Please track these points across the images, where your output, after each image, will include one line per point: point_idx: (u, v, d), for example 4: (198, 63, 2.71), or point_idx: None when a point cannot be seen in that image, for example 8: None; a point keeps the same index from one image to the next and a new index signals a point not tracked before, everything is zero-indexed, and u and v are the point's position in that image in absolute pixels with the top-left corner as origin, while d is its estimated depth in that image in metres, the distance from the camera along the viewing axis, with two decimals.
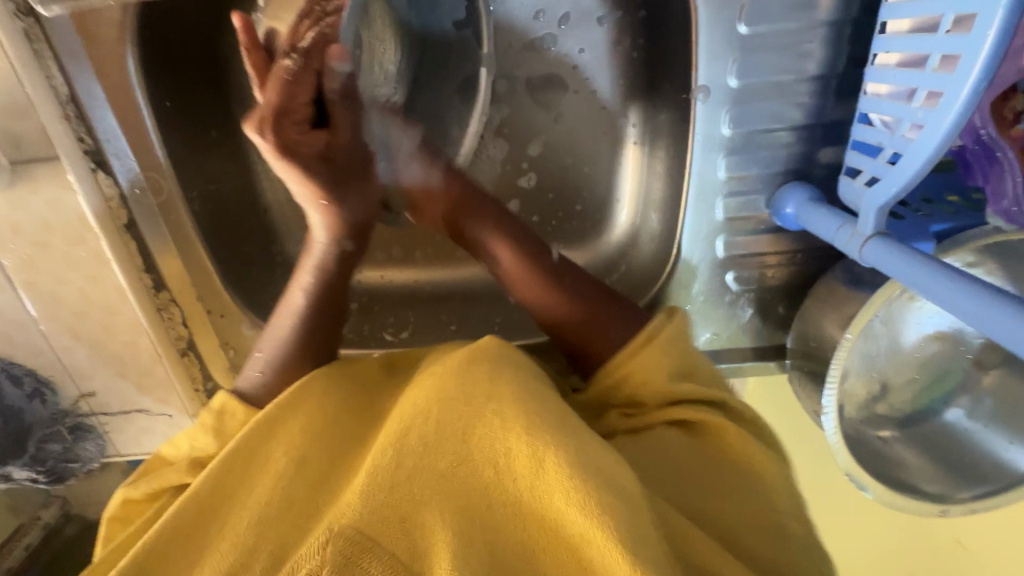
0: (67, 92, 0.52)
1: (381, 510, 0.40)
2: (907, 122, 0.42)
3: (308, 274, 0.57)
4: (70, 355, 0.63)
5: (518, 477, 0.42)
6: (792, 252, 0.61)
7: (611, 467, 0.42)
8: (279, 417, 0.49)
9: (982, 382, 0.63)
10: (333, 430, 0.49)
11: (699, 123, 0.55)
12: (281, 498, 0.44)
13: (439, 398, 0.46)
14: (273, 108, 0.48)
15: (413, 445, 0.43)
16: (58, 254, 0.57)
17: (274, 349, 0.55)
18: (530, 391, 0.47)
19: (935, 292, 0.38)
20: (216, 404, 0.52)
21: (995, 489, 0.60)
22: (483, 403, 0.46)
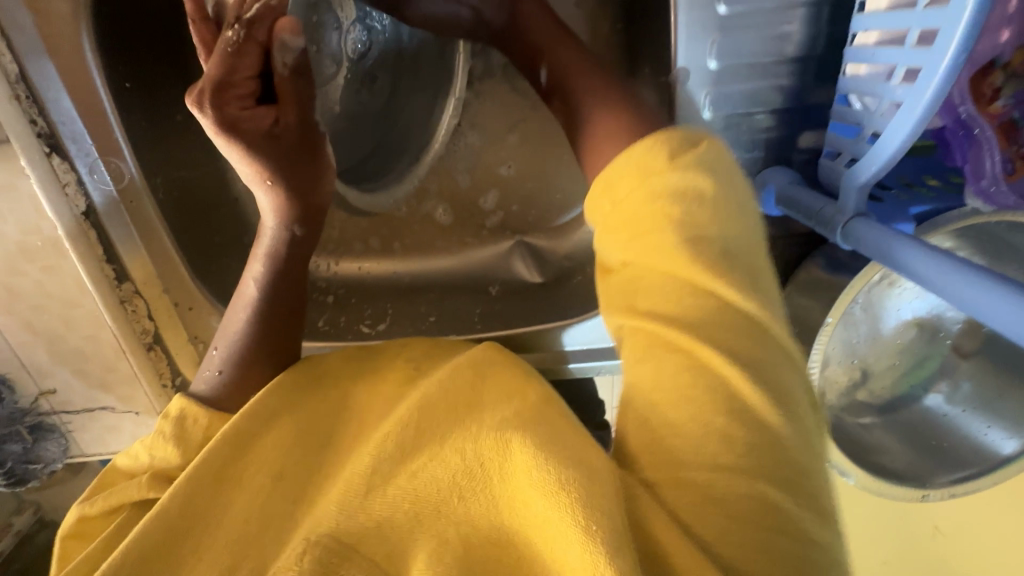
0: (17, 72, 0.49)
1: (360, 519, 0.39)
2: (888, 101, 0.41)
3: (259, 262, 0.54)
4: (27, 351, 0.60)
5: (484, 463, 0.39)
6: (772, 239, 0.61)
7: (586, 453, 0.38)
8: (251, 426, 0.47)
9: (960, 367, 0.63)
10: (304, 436, 0.47)
11: (679, 107, 0.54)
12: (258, 512, 0.42)
13: (417, 404, 0.43)
14: (214, 80, 0.45)
15: (389, 449, 0.41)
16: (10, 244, 0.53)
17: (234, 343, 0.53)
18: (507, 384, 0.44)
19: (919, 269, 0.37)
20: (174, 411, 0.49)
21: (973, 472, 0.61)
22: (462, 409, 0.42)
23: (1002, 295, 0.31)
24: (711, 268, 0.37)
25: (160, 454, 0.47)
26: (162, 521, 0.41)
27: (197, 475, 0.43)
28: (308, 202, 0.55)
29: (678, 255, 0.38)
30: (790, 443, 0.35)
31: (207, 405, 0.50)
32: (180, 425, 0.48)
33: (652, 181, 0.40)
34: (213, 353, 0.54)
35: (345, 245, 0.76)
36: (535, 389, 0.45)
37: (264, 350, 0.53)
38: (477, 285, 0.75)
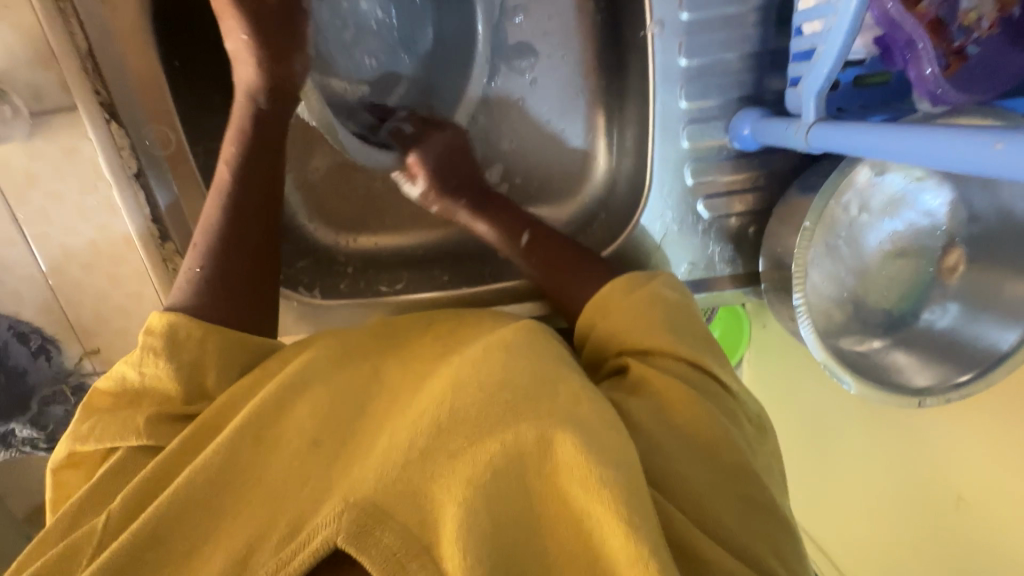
0: (86, 48, 0.57)
1: (394, 484, 0.40)
2: (829, 17, 0.48)
3: (230, 144, 0.60)
4: (76, 309, 0.65)
5: (527, 455, 0.43)
6: (754, 176, 0.67)
7: (625, 458, 0.43)
8: (287, 396, 0.49)
9: (947, 288, 0.66)
10: (337, 409, 0.49)
11: (659, 55, 0.61)
12: (296, 474, 0.44)
13: (455, 383, 0.46)
14: None
15: (426, 429, 0.43)
16: (70, 204, 0.60)
17: (207, 238, 0.58)
18: (535, 371, 0.48)
19: (893, 149, 0.42)
20: (160, 326, 0.50)
21: (984, 369, 0.60)
22: (496, 390, 0.45)
23: (982, 142, 0.34)
24: (676, 337, 0.56)
25: (150, 369, 0.50)
26: (206, 480, 0.44)
27: (239, 439, 0.45)
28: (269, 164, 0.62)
29: (647, 326, 0.57)
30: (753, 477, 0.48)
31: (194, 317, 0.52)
32: (172, 339, 0.51)
33: (636, 292, 0.59)
34: (191, 255, 0.58)
35: (363, 222, 0.82)
36: (574, 386, 0.47)
37: (240, 285, 0.57)
38: (485, 251, 0.80)
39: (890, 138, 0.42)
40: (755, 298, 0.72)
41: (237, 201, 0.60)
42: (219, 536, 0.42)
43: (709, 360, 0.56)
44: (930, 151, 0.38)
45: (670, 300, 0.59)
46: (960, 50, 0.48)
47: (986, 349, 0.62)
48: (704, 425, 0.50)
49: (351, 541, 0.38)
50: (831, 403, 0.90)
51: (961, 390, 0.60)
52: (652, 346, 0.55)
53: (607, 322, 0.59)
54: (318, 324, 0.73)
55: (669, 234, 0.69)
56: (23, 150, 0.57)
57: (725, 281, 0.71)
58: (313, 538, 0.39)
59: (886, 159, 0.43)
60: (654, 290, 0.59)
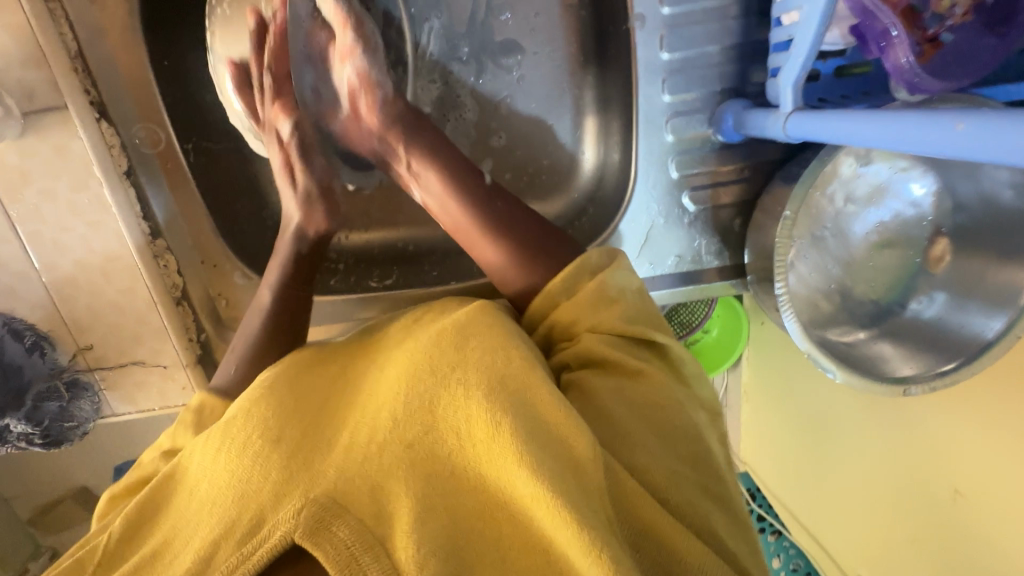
0: (76, 49, 0.59)
1: (352, 479, 0.43)
2: (805, 7, 0.49)
3: (273, 275, 0.63)
4: (70, 307, 0.66)
5: (477, 442, 0.44)
6: (740, 169, 0.67)
7: (573, 443, 0.44)
8: (258, 398, 0.50)
9: (934, 276, 0.66)
10: (299, 404, 0.50)
11: (640, 49, 0.62)
12: (261, 470, 0.45)
13: (410, 373, 0.48)
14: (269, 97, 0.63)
15: (384, 422, 0.46)
16: (62, 202, 0.61)
17: (242, 345, 0.61)
18: (488, 354, 0.48)
19: (865, 135, 0.42)
20: (194, 404, 0.57)
21: (970, 355, 0.59)
22: (448, 373, 0.47)
23: (943, 123, 0.35)
24: (631, 323, 0.53)
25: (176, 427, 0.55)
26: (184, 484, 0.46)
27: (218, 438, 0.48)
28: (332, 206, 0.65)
29: (616, 314, 0.54)
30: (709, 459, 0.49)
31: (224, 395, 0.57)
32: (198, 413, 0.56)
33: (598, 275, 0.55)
34: (227, 358, 0.62)
35: (354, 219, 0.83)
36: (521, 352, 0.48)
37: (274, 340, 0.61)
38: None
39: (861, 123, 0.42)
40: (742, 290, 0.72)
41: (288, 255, 0.64)
42: (199, 528, 0.45)
43: (669, 347, 0.55)
44: (899, 134, 0.38)
45: (627, 286, 0.56)
46: (933, 38, 0.48)
47: (973, 336, 0.60)
48: (660, 403, 0.50)
49: (307, 535, 0.40)
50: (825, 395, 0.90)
51: (947, 377, 0.59)
52: (611, 330, 0.53)
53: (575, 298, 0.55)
54: (309, 320, 0.74)
55: (655, 226, 0.69)
56: (16, 149, 0.58)
57: (711, 273, 0.71)
58: (271, 535, 0.41)
59: (859, 145, 0.43)
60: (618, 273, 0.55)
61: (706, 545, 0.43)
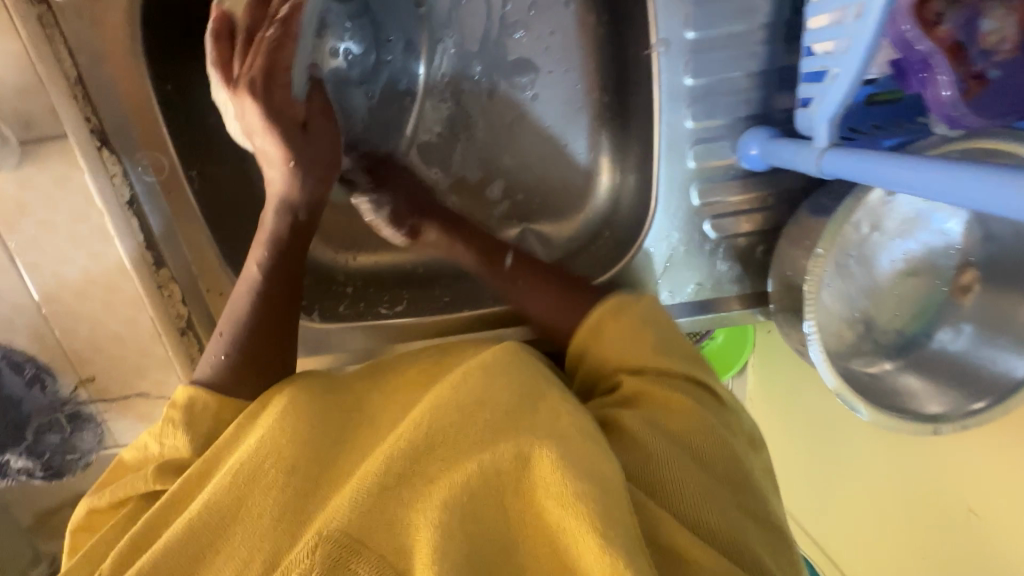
0: (75, 74, 0.56)
1: (369, 511, 0.39)
2: (842, 39, 0.46)
3: (263, 248, 0.59)
4: (71, 337, 0.64)
5: (506, 475, 0.42)
6: (763, 197, 0.65)
7: (603, 470, 0.42)
8: (274, 421, 0.47)
9: (962, 307, 0.64)
10: (319, 437, 0.46)
11: (663, 75, 0.60)
12: (273, 509, 0.42)
13: (433, 403, 0.46)
14: (261, 70, 0.53)
15: (402, 449, 0.42)
16: (62, 232, 0.59)
17: (235, 329, 0.56)
18: (516, 383, 0.48)
19: (908, 183, 0.40)
20: (181, 399, 0.51)
21: (999, 398, 0.59)
22: (473, 408, 0.45)
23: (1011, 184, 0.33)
24: (664, 356, 0.54)
25: (170, 440, 0.49)
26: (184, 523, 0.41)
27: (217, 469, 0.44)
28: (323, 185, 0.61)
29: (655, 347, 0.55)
30: (751, 485, 0.48)
31: (214, 392, 0.52)
32: (189, 414, 0.50)
33: (625, 313, 0.58)
34: (215, 340, 0.57)
35: (363, 240, 0.81)
36: (554, 395, 0.47)
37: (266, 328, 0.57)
38: None
39: (904, 169, 0.41)
40: (764, 318, 0.70)
41: (273, 237, 0.59)
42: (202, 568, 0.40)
43: (704, 374, 0.55)
44: (948, 188, 0.37)
45: (657, 320, 0.57)
46: (979, 75, 0.45)
47: (999, 377, 0.60)
48: (698, 432, 0.49)
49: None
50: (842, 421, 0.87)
51: (977, 417, 0.59)
52: (642, 364, 0.54)
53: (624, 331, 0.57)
54: (318, 348, 0.71)
55: (676, 254, 0.67)
56: (13, 179, 0.56)
57: (733, 301, 0.69)
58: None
59: (900, 189, 0.41)
60: (650, 308, 0.58)
61: (730, 562, 0.42)
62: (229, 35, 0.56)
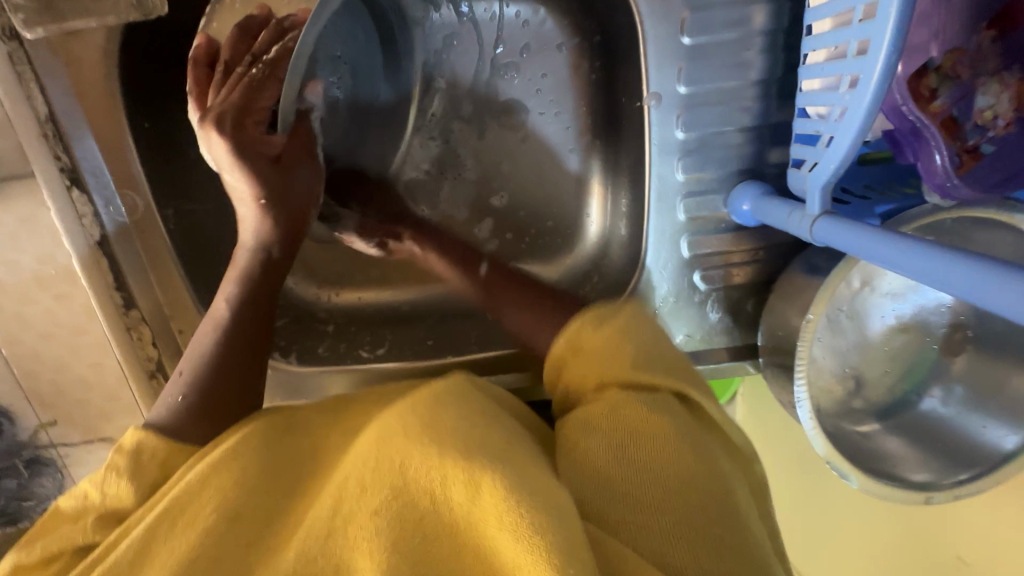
0: (47, 111, 0.53)
1: (316, 561, 0.37)
2: (837, 107, 0.46)
3: (232, 283, 0.57)
4: (32, 380, 0.61)
5: (454, 504, 0.38)
6: (754, 250, 0.64)
7: (558, 500, 0.38)
8: (220, 460, 0.43)
9: (952, 370, 0.62)
10: (269, 472, 0.44)
11: (655, 127, 0.59)
12: (205, 556, 0.38)
13: (384, 433, 0.42)
14: (234, 106, 0.54)
15: (353, 491, 0.39)
16: (27, 272, 0.56)
17: (196, 368, 0.53)
18: (469, 411, 0.44)
19: (897, 261, 0.39)
20: (128, 445, 0.45)
21: (983, 471, 0.57)
22: (422, 433, 0.41)
23: (1005, 279, 0.31)
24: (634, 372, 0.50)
25: (111, 491, 0.44)
26: None
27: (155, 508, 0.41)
28: (300, 217, 0.60)
29: (603, 359, 0.52)
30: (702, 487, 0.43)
31: (167, 438, 0.47)
32: (134, 460, 0.45)
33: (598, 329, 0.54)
34: (174, 382, 0.53)
35: (346, 277, 0.79)
36: (505, 425, 0.43)
37: (240, 375, 0.54)
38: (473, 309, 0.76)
39: (891, 249, 0.40)
40: (755, 370, 0.69)
41: (247, 272, 0.58)
42: None
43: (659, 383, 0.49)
44: (936, 272, 0.35)
45: (638, 332, 0.53)
46: (973, 149, 0.45)
47: (988, 449, 0.58)
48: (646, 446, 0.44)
49: None
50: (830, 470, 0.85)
51: (969, 486, 0.57)
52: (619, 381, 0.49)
53: (590, 352, 0.53)
54: (294, 392, 0.69)
55: (666, 305, 0.66)
56: None
57: (722, 353, 0.68)
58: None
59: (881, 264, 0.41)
60: (631, 319, 0.54)
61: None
62: (209, 61, 0.57)
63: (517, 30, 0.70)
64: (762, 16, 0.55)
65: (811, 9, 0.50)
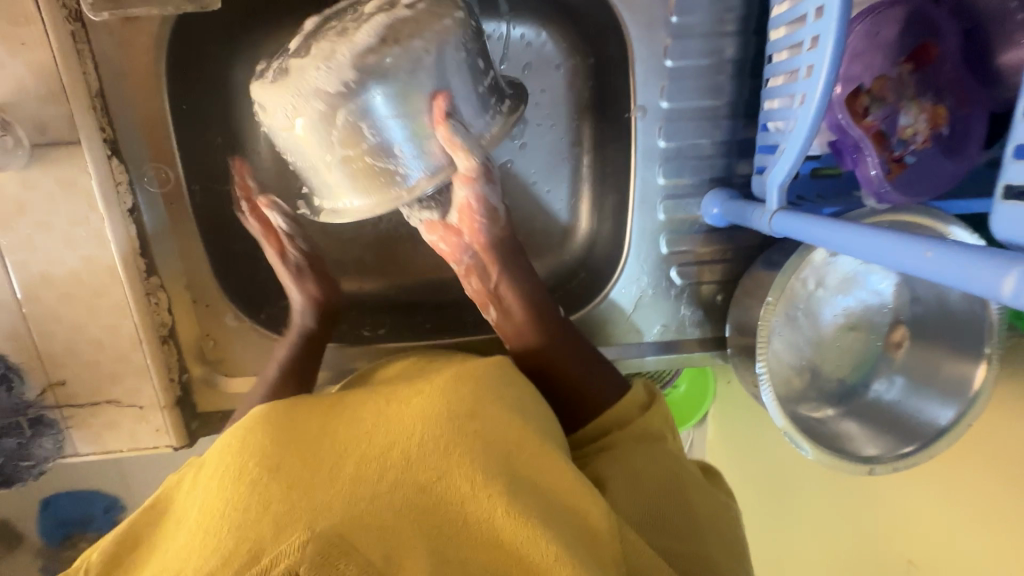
0: (97, 87, 0.59)
1: (360, 517, 0.42)
2: (791, 121, 0.55)
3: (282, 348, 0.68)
4: (47, 340, 0.64)
5: (490, 497, 0.44)
6: (723, 250, 0.73)
7: (589, 518, 0.47)
8: (258, 423, 0.48)
9: (894, 360, 0.70)
10: (299, 431, 0.48)
11: (640, 136, 0.68)
12: (255, 501, 0.42)
13: (427, 415, 0.48)
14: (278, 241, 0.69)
15: (396, 460, 0.45)
16: (59, 233, 0.60)
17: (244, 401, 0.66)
18: (511, 409, 0.52)
19: (848, 242, 0.45)
20: None
21: (927, 441, 0.63)
22: (466, 421, 0.48)
23: (926, 248, 0.37)
24: (661, 447, 0.60)
25: None
26: (184, 524, 0.46)
27: (216, 464, 0.46)
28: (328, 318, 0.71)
29: (633, 429, 0.62)
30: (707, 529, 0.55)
31: None
32: None
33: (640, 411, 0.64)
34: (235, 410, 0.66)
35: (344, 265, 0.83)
36: (536, 431, 0.51)
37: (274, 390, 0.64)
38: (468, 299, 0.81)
39: (839, 231, 0.46)
40: (723, 361, 0.76)
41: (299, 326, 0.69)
42: (186, 563, 0.41)
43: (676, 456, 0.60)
44: (875, 248, 0.42)
45: (667, 428, 0.63)
46: (899, 159, 0.54)
47: (928, 424, 0.65)
48: (669, 491, 0.56)
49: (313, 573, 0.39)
50: (792, 463, 0.93)
51: (905, 459, 0.63)
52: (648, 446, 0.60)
53: (627, 429, 0.62)
54: None
55: (644, 296, 0.74)
56: (17, 179, 0.58)
57: (693, 343, 0.76)
58: (274, 568, 0.39)
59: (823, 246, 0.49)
60: (663, 413, 0.64)
61: None
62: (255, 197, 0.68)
63: (521, 50, 0.78)
64: (732, 47, 0.65)
65: (772, 40, 0.59)
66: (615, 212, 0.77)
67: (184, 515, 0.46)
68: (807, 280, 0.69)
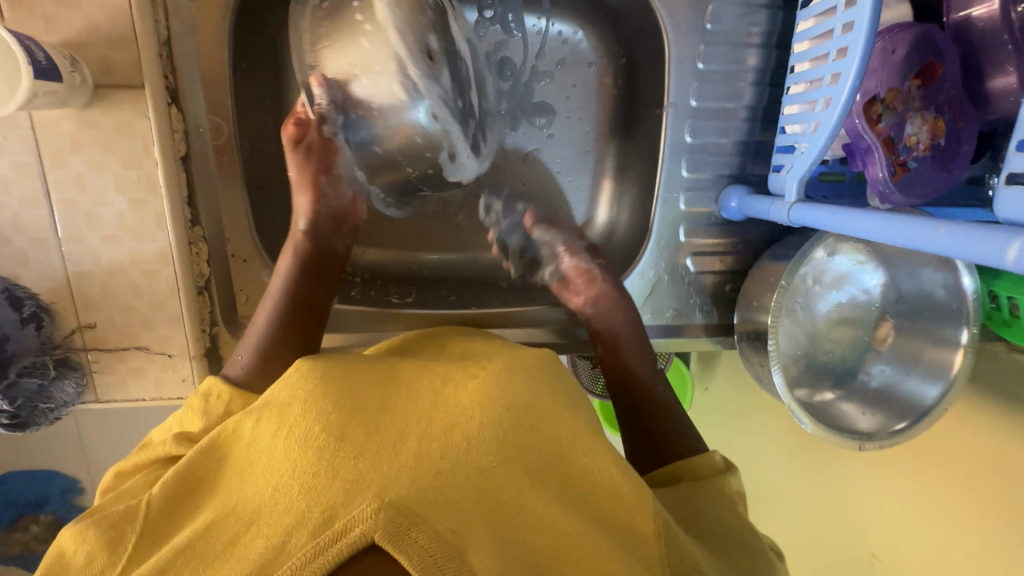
0: (166, 37, 0.61)
1: (427, 491, 0.42)
2: (811, 124, 0.61)
3: (272, 300, 0.65)
4: (83, 281, 0.64)
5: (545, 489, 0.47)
6: (734, 243, 0.79)
7: (633, 516, 0.49)
8: (317, 388, 0.50)
9: (881, 349, 0.77)
10: (360, 400, 0.49)
11: (669, 130, 0.74)
12: (325, 465, 0.43)
13: (484, 400, 0.50)
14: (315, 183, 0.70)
15: (457, 442, 0.46)
16: (110, 174, 0.61)
17: (260, 340, 0.63)
18: (554, 398, 0.55)
19: (863, 226, 0.52)
20: (203, 389, 0.57)
21: (912, 421, 0.70)
22: (522, 414, 0.50)
23: (934, 229, 0.44)
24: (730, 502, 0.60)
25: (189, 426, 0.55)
26: (241, 471, 0.46)
27: (280, 424, 0.47)
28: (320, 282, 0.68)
29: (702, 475, 0.63)
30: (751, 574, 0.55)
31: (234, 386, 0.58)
32: (204, 399, 0.57)
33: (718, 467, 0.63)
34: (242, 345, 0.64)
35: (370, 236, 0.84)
36: (582, 419, 0.54)
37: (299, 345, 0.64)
38: (489, 278, 0.85)
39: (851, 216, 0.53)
40: (727, 348, 0.82)
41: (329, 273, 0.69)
42: (256, 520, 0.42)
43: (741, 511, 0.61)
44: (887, 230, 0.48)
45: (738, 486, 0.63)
46: (902, 164, 0.61)
47: (916, 401, 0.72)
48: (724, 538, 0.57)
49: (385, 541, 0.40)
50: (764, 455, 0.99)
51: (898, 434, 0.70)
52: (716, 494, 0.61)
53: (701, 479, 0.62)
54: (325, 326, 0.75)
55: (660, 280, 0.79)
56: (76, 118, 0.59)
57: (701, 329, 0.81)
58: (350, 531, 0.40)
59: (844, 233, 0.54)
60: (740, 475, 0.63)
61: None
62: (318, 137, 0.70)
63: (557, 46, 0.82)
64: (755, 57, 0.72)
65: (796, 54, 0.67)
66: (635, 202, 0.82)
67: (247, 464, 0.46)
68: (808, 274, 0.76)
